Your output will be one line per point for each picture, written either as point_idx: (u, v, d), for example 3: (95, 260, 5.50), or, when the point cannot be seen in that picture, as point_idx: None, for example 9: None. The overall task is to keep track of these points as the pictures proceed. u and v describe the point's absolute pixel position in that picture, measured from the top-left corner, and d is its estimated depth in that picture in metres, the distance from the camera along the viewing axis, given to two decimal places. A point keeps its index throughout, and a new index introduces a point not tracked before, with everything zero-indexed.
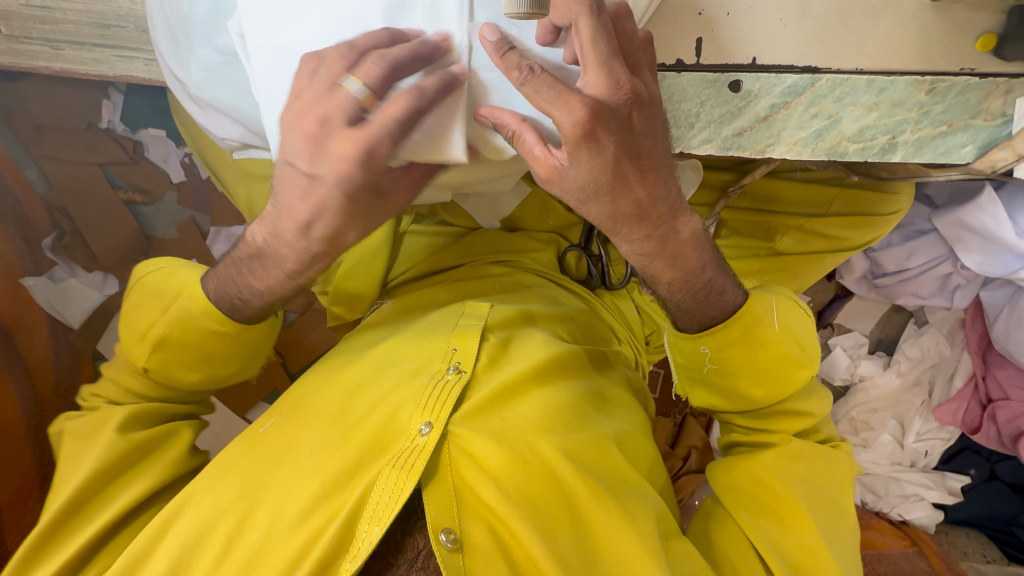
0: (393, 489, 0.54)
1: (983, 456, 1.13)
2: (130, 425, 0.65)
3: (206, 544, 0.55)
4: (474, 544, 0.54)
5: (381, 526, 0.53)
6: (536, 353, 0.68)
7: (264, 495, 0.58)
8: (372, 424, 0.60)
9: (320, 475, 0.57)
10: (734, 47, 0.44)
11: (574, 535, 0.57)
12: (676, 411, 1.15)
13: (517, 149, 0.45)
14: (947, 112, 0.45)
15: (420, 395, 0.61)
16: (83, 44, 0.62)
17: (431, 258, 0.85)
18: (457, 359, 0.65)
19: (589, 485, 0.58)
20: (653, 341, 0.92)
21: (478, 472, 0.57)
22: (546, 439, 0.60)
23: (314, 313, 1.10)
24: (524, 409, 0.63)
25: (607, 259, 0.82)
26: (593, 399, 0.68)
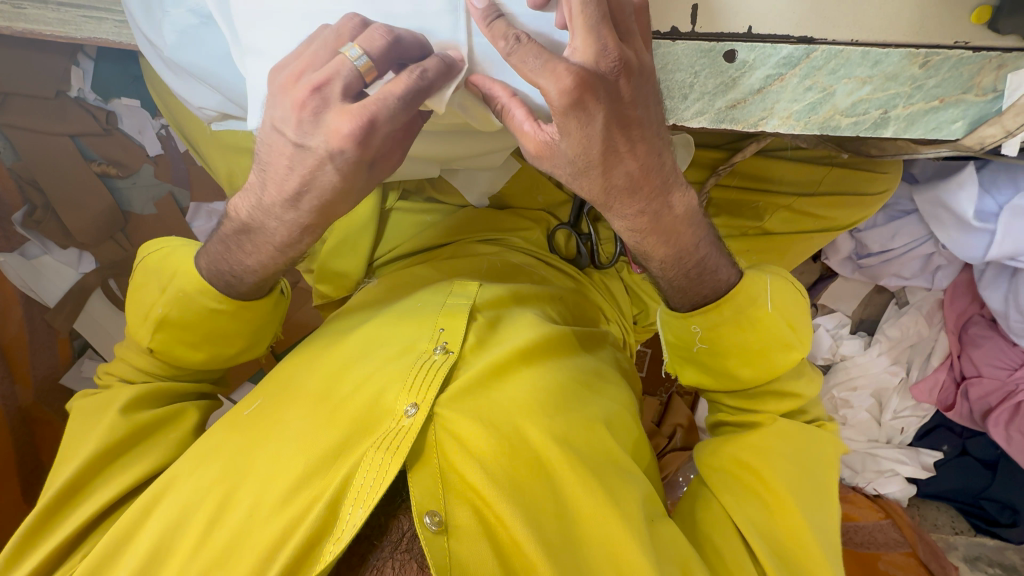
0: (379, 471, 0.54)
1: (956, 433, 1.16)
2: (139, 404, 0.65)
3: (191, 522, 0.55)
4: (460, 527, 0.54)
5: (365, 509, 0.53)
6: (526, 333, 0.68)
7: (246, 478, 0.57)
8: (358, 406, 0.60)
9: (304, 457, 0.56)
10: (730, 15, 0.43)
11: (558, 515, 0.57)
12: (663, 390, 1.15)
13: (507, 124, 0.47)
14: (940, 87, 0.45)
15: (407, 375, 0.61)
16: (47, 4, 0.58)
17: (417, 236, 0.83)
18: (443, 340, 0.65)
19: (574, 466, 0.59)
20: (642, 321, 0.91)
21: (464, 453, 0.57)
22: (534, 421, 0.60)
23: (300, 292, 1.08)
24: (511, 389, 0.63)
25: (596, 239, 0.81)
26: (583, 380, 0.68)
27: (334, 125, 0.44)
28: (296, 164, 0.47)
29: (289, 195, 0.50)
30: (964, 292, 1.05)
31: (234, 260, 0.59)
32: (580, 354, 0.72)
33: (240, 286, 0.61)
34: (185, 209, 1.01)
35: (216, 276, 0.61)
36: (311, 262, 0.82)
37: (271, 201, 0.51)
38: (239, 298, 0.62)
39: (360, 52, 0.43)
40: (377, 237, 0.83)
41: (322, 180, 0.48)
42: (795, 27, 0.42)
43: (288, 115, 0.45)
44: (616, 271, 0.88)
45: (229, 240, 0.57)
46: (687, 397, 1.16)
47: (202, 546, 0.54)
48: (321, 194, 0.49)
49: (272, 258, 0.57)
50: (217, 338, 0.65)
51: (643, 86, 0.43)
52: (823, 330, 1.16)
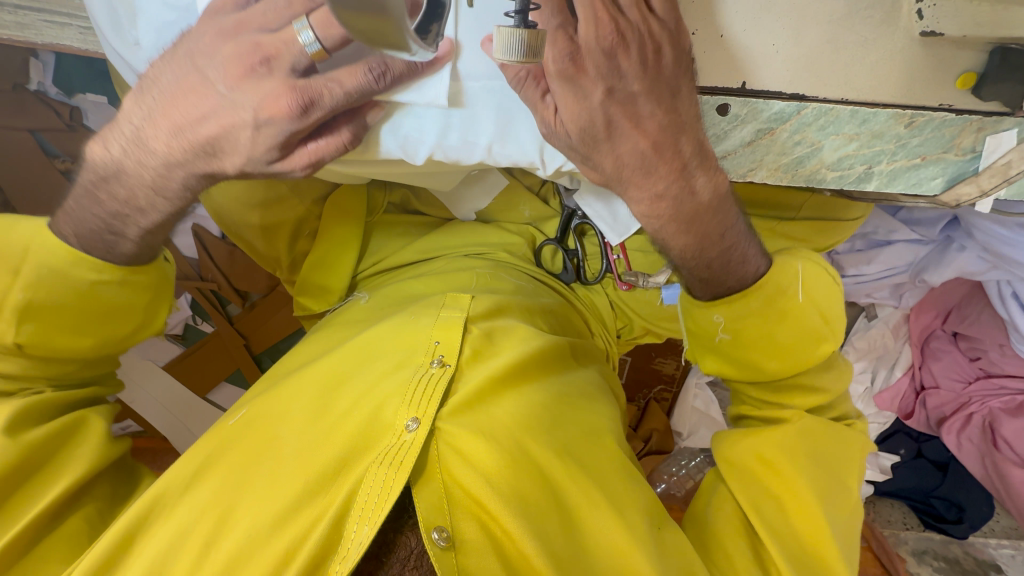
0: (382, 487, 0.53)
1: (913, 437, 1.24)
2: (24, 420, 0.58)
3: (185, 545, 0.54)
4: (465, 542, 0.54)
5: (371, 526, 0.52)
6: (519, 346, 0.68)
7: (245, 494, 0.56)
8: (357, 419, 0.59)
9: (304, 475, 0.56)
10: (725, 71, 0.42)
11: (563, 526, 0.58)
12: (641, 395, 1.19)
13: (530, 91, 0.44)
14: (923, 145, 0.46)
15: (405, 389, 0.60)
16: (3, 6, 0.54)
17: (402, 249, 0.83)
18: (440, 352, 0.64)
19: (575, 479, 0.60)
20: (625, 334, 0.92)
21: (467, 467, 0.57)
22: (532, 437, 0.61)
23: (277, 297, 1.05)
24: (509, 404, 0.63)
25: (583, 254, 0.81)
26: (575, 395, 0.69)
27: (271, 94, 0.46)
28: (216, 121, 0.49)
29: (204, 144, 0.51)
30: (930, 308, 1.06)
31: (115, 207, 0.56)
32: (571, 369, 0.73)
33: (122, 246, 0.59)
34: None
35: (93, 238, 0.58)
36: (291, 272, 0.80)
37: (166, 146, 0.52)
38: (129, 260, 0.60)
39: (314, 40, 0.44)
40: (362, 250, 0.83)
41: (234, 140, 0.50)
42: (788, 85, 0.42)
43: (225, 71, 0.47)
44: (602, 289, 0.87)
45: (104, 184, 0.56)
46: (664, 402, 1.18)
47: (198, 567, 0.53)
48: (233, 157, 0.51)
49: (161, 203, 0.56)
50: (107, 315, 0.61)
51: (656, 56, 0.40)
52: None
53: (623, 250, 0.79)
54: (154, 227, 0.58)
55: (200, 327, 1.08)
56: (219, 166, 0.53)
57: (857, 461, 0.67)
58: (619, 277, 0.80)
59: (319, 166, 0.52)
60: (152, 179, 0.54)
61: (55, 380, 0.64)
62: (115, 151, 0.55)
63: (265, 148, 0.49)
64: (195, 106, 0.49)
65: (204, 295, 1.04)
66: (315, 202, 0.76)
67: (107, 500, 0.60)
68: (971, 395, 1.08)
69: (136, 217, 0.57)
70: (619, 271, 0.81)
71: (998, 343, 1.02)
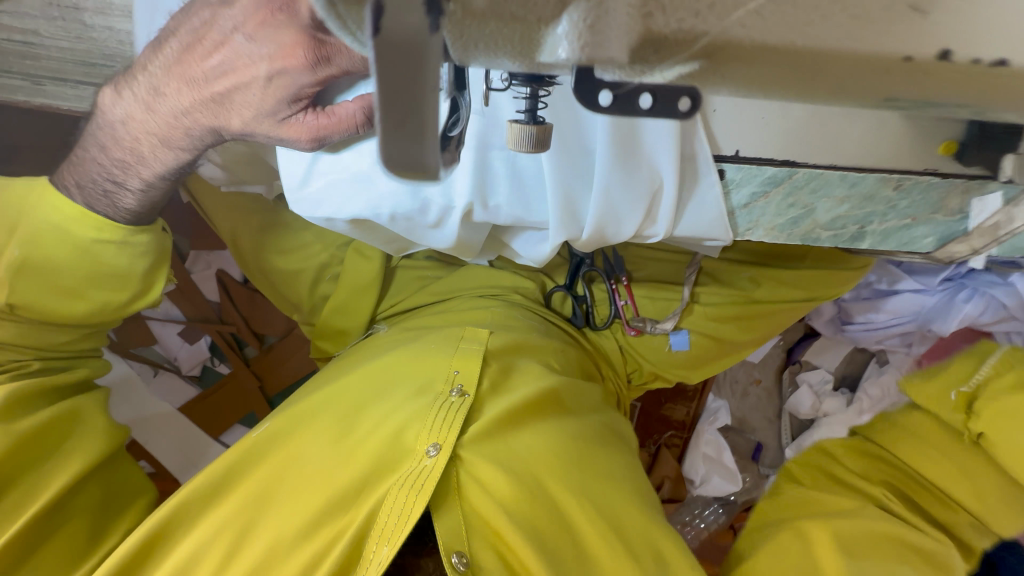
0: (402, 511, 0.54)
1: None
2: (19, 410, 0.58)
3: (207, 553, 0.55)
4: (482, 567, 0.55)
5: (390, 546, 0.53)
6: (534, 383, 0.69)
7: (266, 511, 0.57)
8: (377, 443, 0.61)
9: (327, 492, 0.57)
10: (726, 138, 0.45)
11: (579, 563, 0.57)
12: (651, 442, 1.15)
13: None
14: (911, 207, 0.48)
15: (425, 416, 0.62)
16: (66, 81, 0.61)
17: (418, 292, 0.86)
18: (459, 381, 0.66)
19: (592, 519, 0.60)
20: (635, 379, 0.92)
21: (485, 495, 0.58)
22: (549, 470, 0.62)
23: (294, 338, 1.09)
24: (526, 437, 0.65)
25: (592, 300, 0.85)
26: (595, 437, 0.70)
27: (287, 42, 0.38)
28: (230, 73, 0.43)
29: (214, 96, 0.45)
30: None
31: (108, 165, 0.53)
32: (584, 410, 0.73)
33: (123, 200, 0.55)
34: (184, 256, 1.00)
35: (92, 198, 0.55)
36: (310, 315, 0.84)
37: (167, 94, 0.47)
38: (130, 223, 0.57)
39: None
40: (380, 293, 0.86)
41: (243, 94, 0.43)
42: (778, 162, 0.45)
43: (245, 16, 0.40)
44: (611, 332, 0.88)
45: (98, 135, 0.52)
46: (675, 449, 1.15)
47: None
48: (241, 111, 0.45)
49: (163, 160, 0.52)
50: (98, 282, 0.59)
51: None
52: (807, 386, 1.13)
53: (630, 295, 0.83)
54: (156, 181, 0.54)
55: (216, 368, 1.10)
56: (225, 122, 0.47)
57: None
58: (627, 323, 0.83)
59: (326, 142, 0.44)
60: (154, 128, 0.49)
61: (40, 352, 0.62)
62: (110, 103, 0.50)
63: (276, 105, 0.43)
64: (209, 55, 0.43)
65: (223, 338, 1.07)
66: (338, 248, 0.80)
67: (97, 508, 0.59)
68: None
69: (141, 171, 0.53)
70: (626, 317, 0.84)
71: None
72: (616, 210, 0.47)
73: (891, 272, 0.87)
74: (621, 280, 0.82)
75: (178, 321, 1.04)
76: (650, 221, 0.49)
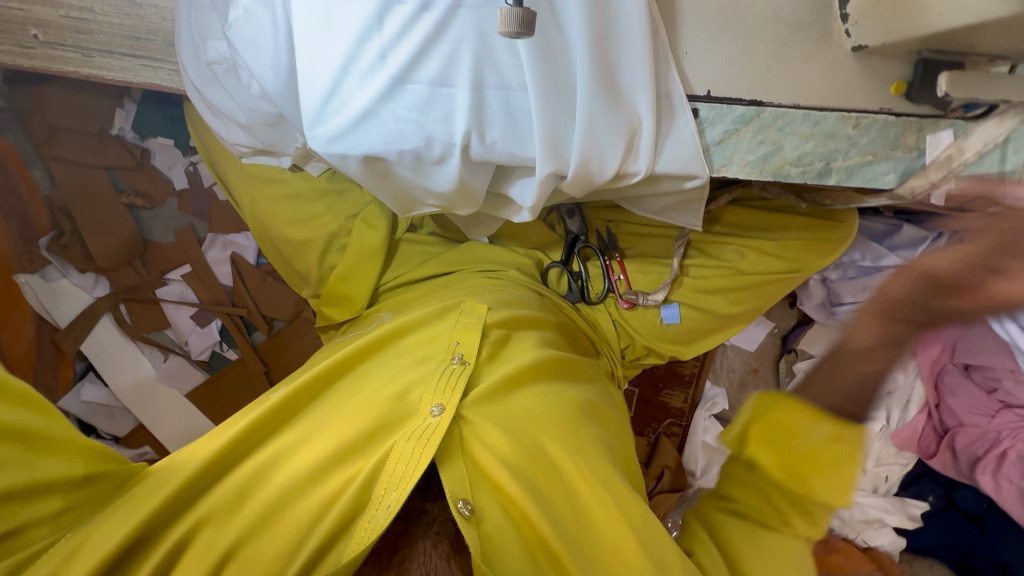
0: (411, 460, 0.56)
1: (939, 482, 1.16)
2: None
3: (219, 495, 0.56)
4: (484, 519, 0.57)
5: (398, 492, 0.55)
6: (532, 352, 0.71)
7: (276, 461, 0.59)
8: (383, 402, 0.62)
9: (336, 441, 0.59)
10: (698, 78, 0.51)
11: (573, 513, 0.61)
12: (650, 430, 1.16)
13: None
14: (872, 144, 0.53)
15: (430, 378, 0.64)
16: (112, 53, 0.67)
17: (421, 265, 0.90)
18: (459, 351, 0.68)
19: (588, 475, 0.62)
20: (629, 355, 0.94)
21: (487, 452, 0.60)
22: (546, 431, 0.64)
23: (301, 322, 1.12)
24: (524, 400, 0.67)
25: (587, 276, 0.88)
26: (591, 407, 0.72)
27: None
28: None
29: None
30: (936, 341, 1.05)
31: None
32: (577, 381, 0.75)
33: None
34: (202, 240, 1.08)
35: None
36: (318, 286, 0.88)
37: None
38: None
39: None
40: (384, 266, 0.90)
41: None
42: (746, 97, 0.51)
43: None
44: (605, 307, 0.91)
45: None
46: (675, 438, 1.15)
47: (229, 520, 0.55)
48: None
49: None
50: None
51: None
52: (803, 375, 1.11)
53: (623, 269, 0.87)
54: None
55: (225, 354, 1.12)
56: None
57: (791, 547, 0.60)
58: (621, 296, 0.86)
59: None
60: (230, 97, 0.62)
61: None
62: None
63: None
64: None
65: (232, 321, 1.11)
66: (346, 220, 0.84)
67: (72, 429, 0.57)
68: (1000, 429, 1.03)
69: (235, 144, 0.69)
70: (620, 291, 0.87)
71: (1009, 370, 1.00)
72: (599, 146, 0.52)
73: (874, 249, 0.91)
74: (614, 255, 0.87)
75: (191, 303, 1.08)
76: (630, 162, 0.53)
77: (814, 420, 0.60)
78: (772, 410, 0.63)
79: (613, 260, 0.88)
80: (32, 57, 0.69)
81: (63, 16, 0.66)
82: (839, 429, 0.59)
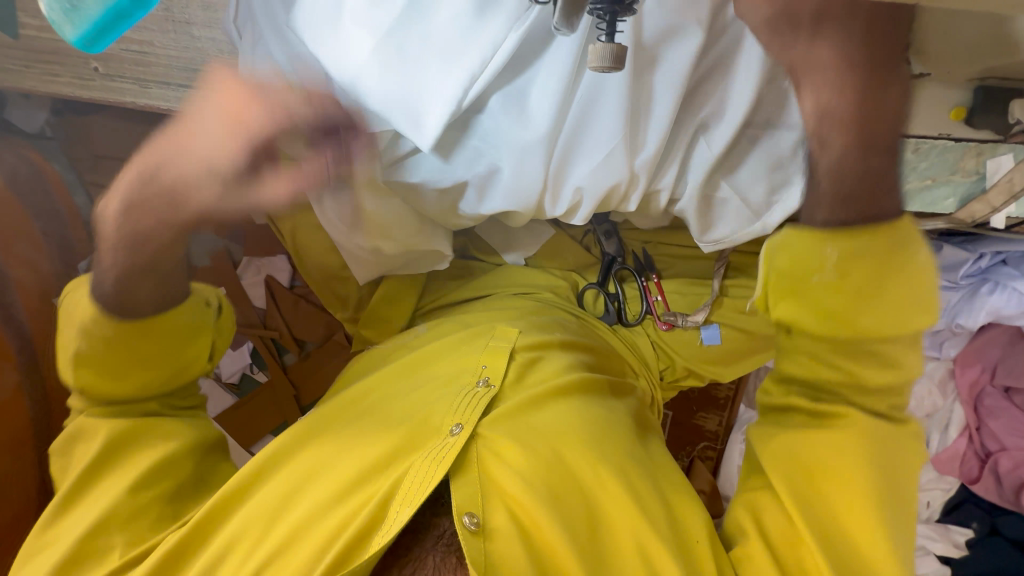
0: (424, 474, 0.56)
1: (983, 509, 1.12)
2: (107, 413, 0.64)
3: (250, 519, 0.58)
4: (496, 530, 0.56)
5: (411, 508, 0.54)
6: (562, 372, 0.69)
7: (302, 484, 0.60)
8: (407, 422, 0.62)
9: (359, 462, 0.59)
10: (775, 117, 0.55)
11: (591, 528, 0.58)
12: (684, 454, 1.15)
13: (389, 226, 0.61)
14: (931, 169, 0.56)
15: (453, 399, 0.63)
16: (169, 84, 0.70)
17: (459, 289, 0.89)
18: (486, 374, 0.66)
19: (613, 489, 0.60)
20: (667, 377, 0.91)
21: (504, 467, 0.59)
22: (571, 447, 0.62)
23: (333, 344, 1.13)
24: (550, 416, 0.64)
25: (624, 298, 0.86)
26: (629, 426, 0.68)
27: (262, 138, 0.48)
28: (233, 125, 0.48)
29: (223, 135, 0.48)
30: (974, 362, 1.05)
31: None
32: (611, 398, 0.70)
33: None
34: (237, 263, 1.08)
35: None
36: (356, 310, 0.90)
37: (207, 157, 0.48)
38: None
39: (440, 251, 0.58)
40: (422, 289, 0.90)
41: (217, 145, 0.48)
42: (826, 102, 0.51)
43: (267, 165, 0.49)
44: (643, 330, 0.88)
45: None
46: (709, 462, 1.14)
47: (263, 538, 0.57)
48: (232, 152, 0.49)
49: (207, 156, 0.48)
50: (138, 363, 0.62)
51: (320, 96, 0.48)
52: None
53: (661, 290, 0.85)
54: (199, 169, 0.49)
55: (254, 376, 1.11)
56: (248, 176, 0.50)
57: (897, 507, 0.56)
58: (659, 317, 0.85)
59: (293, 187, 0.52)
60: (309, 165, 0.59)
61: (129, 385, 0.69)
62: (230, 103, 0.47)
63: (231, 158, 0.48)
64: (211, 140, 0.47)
65: (264, 343, 1.11)
66: None
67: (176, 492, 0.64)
68: None
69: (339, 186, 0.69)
70: (658, 312, 0.86)
71: None
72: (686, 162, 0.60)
73: None
74: (652, 277, 0.86)
75: None
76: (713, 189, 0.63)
77: (820, 247, 0.50)
78: (776, 250, 0.55)
79: (649, 281, 0.87)
80: (92, 89, 0.72)
81: (121, 48, 0.68)
82: (849, 247, 0.49)
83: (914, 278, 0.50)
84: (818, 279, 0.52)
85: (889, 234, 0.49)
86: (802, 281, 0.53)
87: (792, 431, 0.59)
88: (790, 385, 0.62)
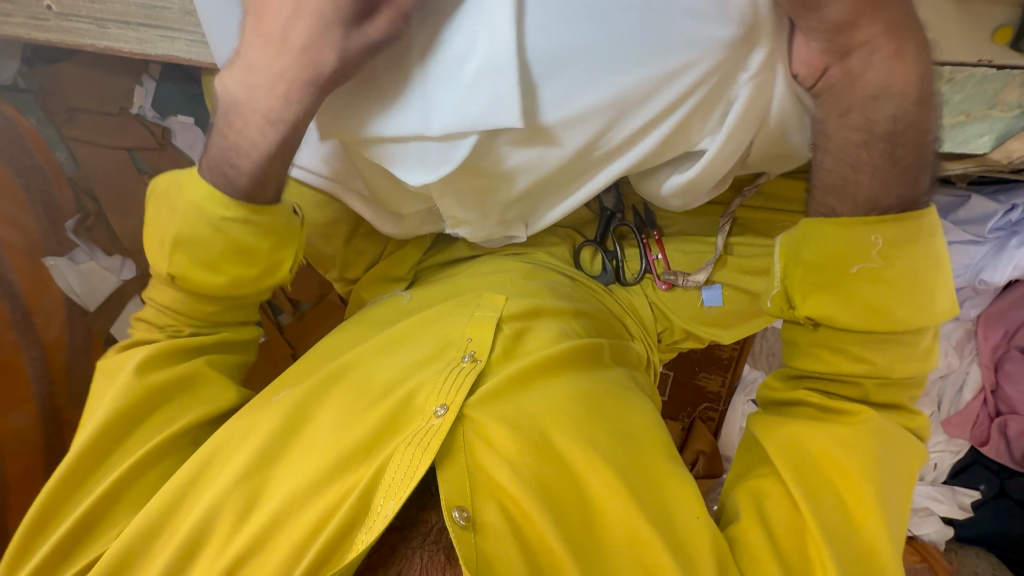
0: (410, 465, 0.54)
1: (992, 471, 1.09)
2: (148, 368, 0.64)
3: (223, 511, 0.57)
4: (486, 524, 0.55)
5: (397, 501, 0.53)
6: (550, 346, 0.65)
7: (281, 467, 0.59)
8: (387, 403, 0.60)
9: (336, 450, 0.58)
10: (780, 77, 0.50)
11: (584, 514, 0.57)
12: (684, 416, 1.13)
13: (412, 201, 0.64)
14: (965, 101, 0.58)
15: (435, 379, 0.61)
16: (129, 24, 0.65)
17: (449, 250, 0.85)
18: (471, 348, 0.64)
19: (604, 470, 0.58)
20: (665, 339, 0.88)
21: (491, 453, 0.57)
22: (558, 427, 0.59)
23: (327, 304, 1.12)
24: (538, 396, 0.62)
25: (623, 256, 0.82)
26: (615, 393, 0.65)
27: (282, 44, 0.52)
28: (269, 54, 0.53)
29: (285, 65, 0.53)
30: (997, 324, 1.01)
31: None
32: (599, 368, 0.68)
33: (236, 177, 0.59)
34: None
35: None
36: (344, 268, 0.86)
37: (261, 89, 0.54)
38: None
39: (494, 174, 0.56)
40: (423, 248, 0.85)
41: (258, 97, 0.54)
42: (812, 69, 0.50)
43: (270, 91, 0.54)
44: (642, 290, 0.84)
45: (223, 126, 0.58)
46: (710, 423, 1.13)
47: (234, 534, 0.56)
48: (260, 90, 0.54)
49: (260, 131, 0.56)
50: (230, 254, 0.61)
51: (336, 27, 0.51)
52: None
53: (662, 248, 0.80)
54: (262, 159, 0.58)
55: None
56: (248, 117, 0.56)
57: (914, 470, 0.59)
58: (659, 276, 0.80)
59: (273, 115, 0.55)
60: (265, 112, 0.55)
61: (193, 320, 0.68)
62: (223, 85, 0.57)
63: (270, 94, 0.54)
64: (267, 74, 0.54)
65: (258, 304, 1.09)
66: None
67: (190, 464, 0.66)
68: None
69: (251, 152, 0.57)
70: (658, 271, 0.81)
71: None
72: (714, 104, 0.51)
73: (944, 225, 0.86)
74: (653, 233, 0.81)
75: None
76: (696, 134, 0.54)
77: (866, 232, 0.55)
78: (807, 239, 0.58)
79: (650, 238, 0.81)
80: (48, 31, 0.66)
81: None
82: (891, 233, 0.54)
83: (937, 282, 0.56)
84: (861, 267, 0.56)
85: (917, 226, 0.55)
86: (842, 271, 0.56)
87: (798, 420, 0.61)
88: (800, 380, 0.64)
